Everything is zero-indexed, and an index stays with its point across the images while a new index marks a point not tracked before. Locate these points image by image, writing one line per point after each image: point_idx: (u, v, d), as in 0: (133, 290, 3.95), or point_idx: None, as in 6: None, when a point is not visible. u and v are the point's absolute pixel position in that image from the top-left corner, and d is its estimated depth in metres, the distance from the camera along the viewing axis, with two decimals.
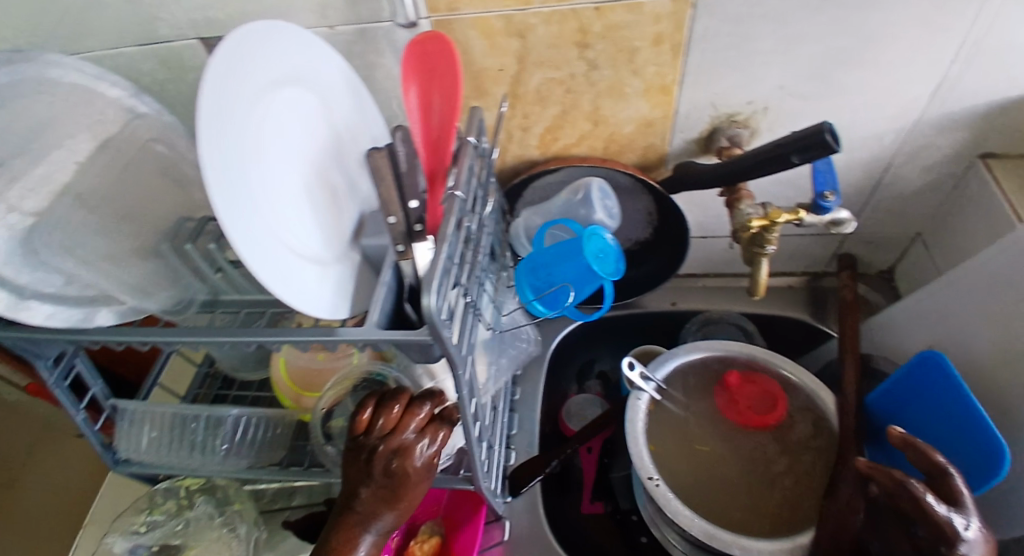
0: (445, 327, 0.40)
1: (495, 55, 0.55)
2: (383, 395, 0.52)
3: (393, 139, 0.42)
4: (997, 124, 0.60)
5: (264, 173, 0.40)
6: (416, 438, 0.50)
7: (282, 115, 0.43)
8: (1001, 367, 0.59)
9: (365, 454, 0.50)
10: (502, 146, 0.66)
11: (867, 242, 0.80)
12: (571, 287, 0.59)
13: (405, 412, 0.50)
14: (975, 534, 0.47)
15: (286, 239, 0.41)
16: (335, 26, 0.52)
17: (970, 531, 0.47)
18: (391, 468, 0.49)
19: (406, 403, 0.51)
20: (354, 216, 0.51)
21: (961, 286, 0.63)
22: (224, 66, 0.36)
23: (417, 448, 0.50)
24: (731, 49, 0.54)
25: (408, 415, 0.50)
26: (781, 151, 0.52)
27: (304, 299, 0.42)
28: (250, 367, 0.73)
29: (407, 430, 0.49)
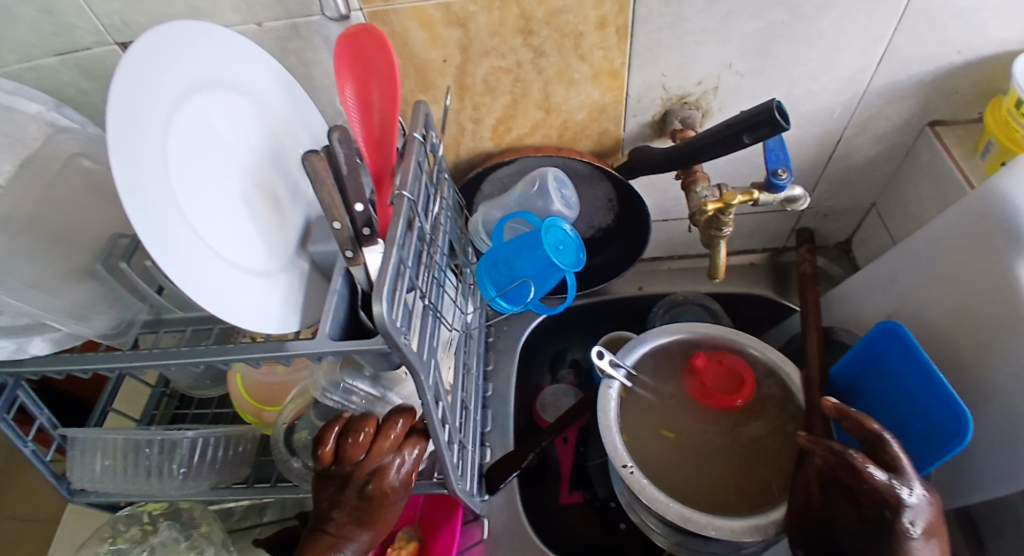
0: (401, 333, 0.39)
1: (437, 46, 0.53)
2: (349, 419, 0.49)
3: (330, 142, 0.38)
4: (944, 90, 0.62)
5: (192, 184, 0.38)
6: (391, 458, 0.49)
7: (208, 123, 0.41)
8: (954, 329, 0.60)
9: (336, 481, 0.48)
10: (455, 140, 0.64)
11: (823, 215, 0.82)
12: (533, 282, 0.57)
13: (376, 434, 0.48)
14: (918, 498, 0.49)
15: (222, 252, 0.39)
16: (264, 22, 0.49)
17: (913, 495, 0.48)
18: (366, 491, 0.48)
19: (377, 425, 0.49)
20: (301, 222, 0.49)
21: (916, 254, 0.65)
22: (133, 77, 0.34)
23: (392, 468, 0.49)
24: (677, 30, 0.54)
25: (379, 437, 0.48)
26: (732, 131, 0.52)
27: (246, 315, 0.40)
28: (207, 384, 0.68)
29: (379, 453, 0.48)
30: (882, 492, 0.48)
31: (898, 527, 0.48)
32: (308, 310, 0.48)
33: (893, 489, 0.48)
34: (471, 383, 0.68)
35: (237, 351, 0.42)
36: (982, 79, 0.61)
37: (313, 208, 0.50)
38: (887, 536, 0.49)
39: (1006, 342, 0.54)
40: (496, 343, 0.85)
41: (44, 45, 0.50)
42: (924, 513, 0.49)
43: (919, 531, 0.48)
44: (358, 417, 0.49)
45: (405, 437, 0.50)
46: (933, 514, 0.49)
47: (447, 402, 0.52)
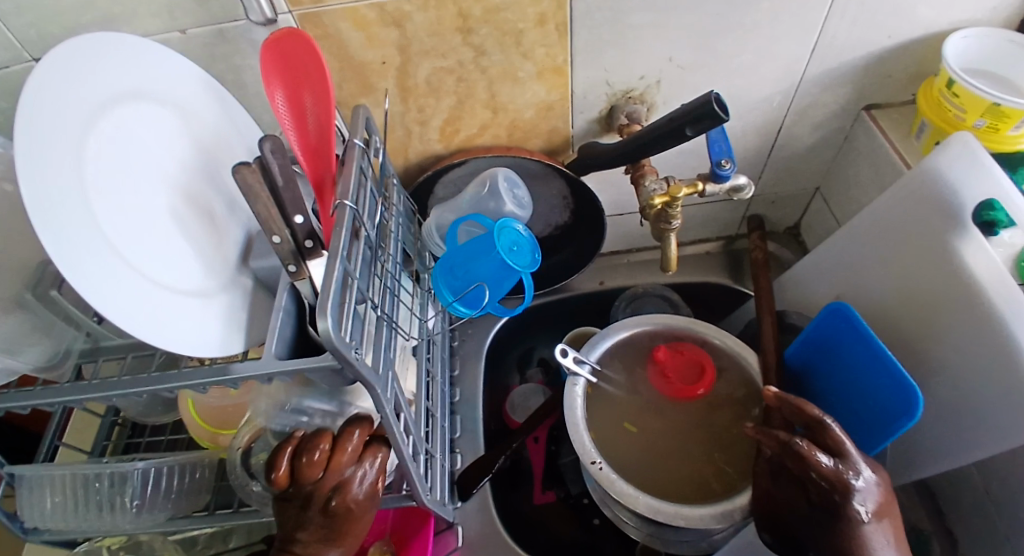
0: (352, 348, 0.38)
1: (375, 48, 0.52)
2: (302, 436, 0.46)
3: (262, 153, 0.36)
4: (877, 75, 0.64)
5: (116, 207, 0.36)
6: (352, 471, 0.47)
7: (130, 141, 0.39)
8: (900, 305, 0.62)
9: (297, 503, 0.47)
10: (402, 144, 0.63)
11: (771, 201, 0.84)
12: (488, 285, 0.57)
13: (333, 448, 0.46)
14: (866, 481, 0.50)
15: (153, 276, 0.38)
16: (188, 29, 0.47)
17: (860, 479, 0.50)
18: (330, 508, 0.46)
19: (333, 439, 0.46)
20: (239, 237, 0.47)
21: (860, 236, 0.67)
22: (40, 96, 0.32)
23: (355, 481, 0.47)
24: (616, 25, 0.54)
25: (336, 452, 0.46)
26: (674, 125, 0.52)
27: (183, 340, 0.38)
28: (159, 410, 0.65)
29: (337, 469, 0.46)
30: (830, 478, 0.50)
31: (848, 511, 0.50)
32: (254, 328, 0.46)
33: (841, 474, 0.50)
34: (435, 391, 0.67)
35: (178, 377, 0.40)
36: (910, 64, 0.63)
37: (252, 222, 0.48)
38: (840, 521, 0.50)
39: (949, 316, 0.57)
40: (461, 347, 0.84)
41: None
42: (873, 495, 0.50)
43: (871, 513, 0.50)
44: (311, 433, 0.47)
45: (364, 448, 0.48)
46: (882, 495, 0.51)
47: (409, 412, 0.51)
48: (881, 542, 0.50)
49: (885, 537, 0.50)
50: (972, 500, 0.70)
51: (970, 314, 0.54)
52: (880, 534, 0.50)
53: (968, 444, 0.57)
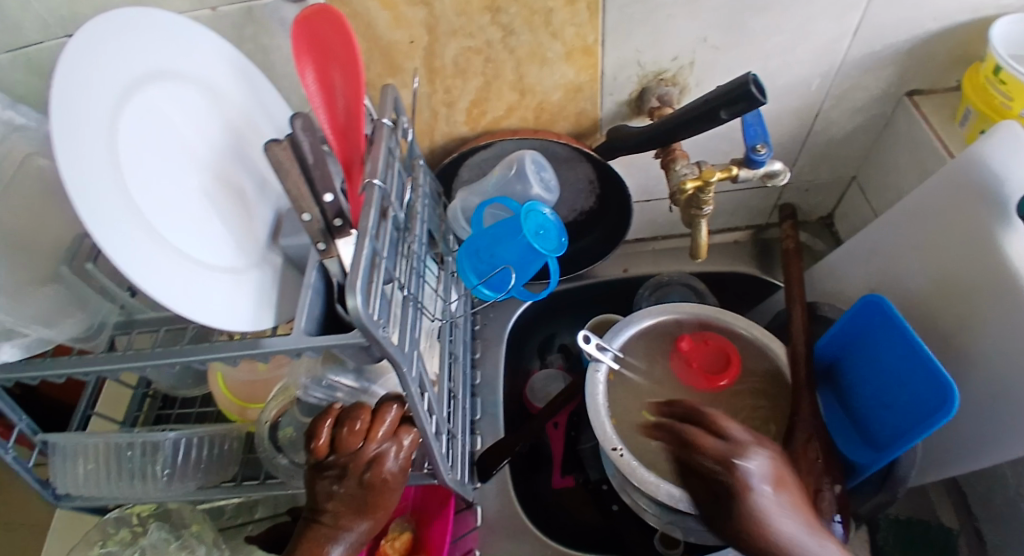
0: (379, 327, 0.38)
1: (403, 26, 0.52)
2: (343, 408, 0.49)
3: (292, 130, 0.36)
4: (921, 59, 0.61)
5: (149, 183, 0.37)
6: (387, 446, 0.48)
7: (162, 118, 0.39)
8: (938, 298, 0.60)
9: (333, 473, 0.48)
10: (429, 126, 0.63)
11: (805, 190, 0.81)
12: (513, 269, 0.56)
13: (372, 420, 0.48)
14: (756, 458, 0.47)
15: (186, 251, 0.38)
16: (219, 8, 0.47)
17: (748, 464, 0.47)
18: (364, 480, 0.47)
19: (371, 413, 0.48)
20: (269, 216, 0.47)
21: (898, 226, 0.65)
22: (75, 69, 0.33)
23: (390, 455, 0.48)
24: (648, 4, 0.52)
25: (374, 424, 0.47)
26: (708, 107, 0.51)
27: (215, 314, 0.39)
28: (190, 384, 0.66)
29: (375, 441, 0.47)
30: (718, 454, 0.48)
31: (740, 487, 0.46)
32: (283, 306, 0.47)
33: (732, 449, 0.48)
34: (458, 372, 0.68)
35: (210, 351, 0.41)
36: (959, 46, 0.60)
37: (281, 201, 0.49)
38: (734, 498, 0.46)
39: (988, 310, 0.54)
40: (483, 332, 0.84)
41: None
42: (768, 472, 0.47)
43: (766, 491, 0.46)
44: (351, 406, 0.49)
45: (399, 424, 0.49)
46: (778, 474, 0.47)
47: (433, 392, 0.52)
48: (784, 525, 0.45)
49: (787, 513, 0.46)
50: (1004, 502, 0.67)
51: (1005, 311, 0.52)
52: (784, 515, 0.45)
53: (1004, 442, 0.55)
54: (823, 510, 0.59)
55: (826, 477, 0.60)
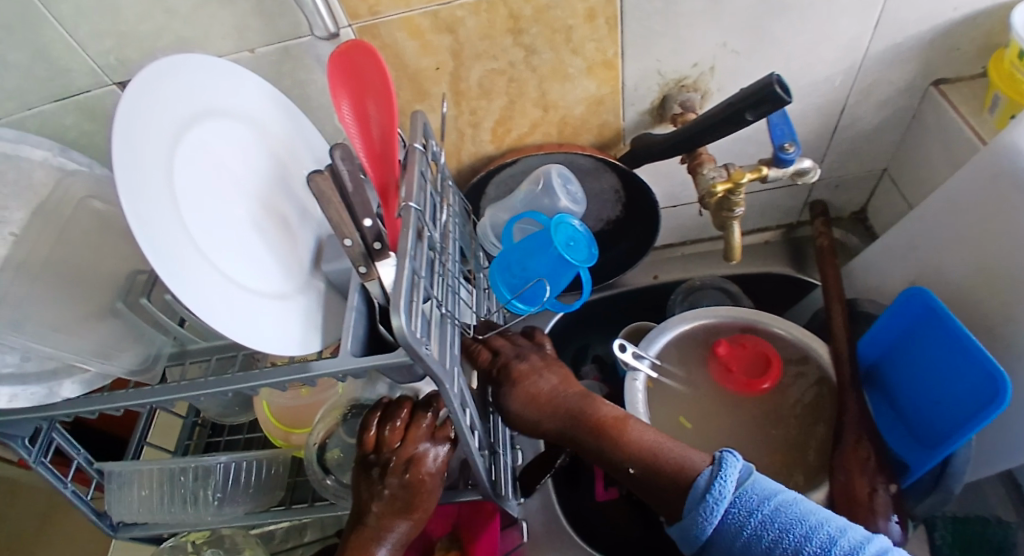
0: (422, 344, 0.39)
1: (429, 54, 0.54)
2: (388, 407, 0.52)
3: (333, 160, 0.39)
4: (948, 47, 0.60)
5: (201, 214, 0.39)
6: (426, 447, 0.49)
7: (211, 153, 0.41)
8: (981, 289, 0.58)
9: (376, 471, 0.49)
10: (455, 147, 0.64)
11: (834, 186, 0.80)
12: (547, 282, 0.57)
13: (412, 421, 0.50)
14: (529, 357, 0.59)
15: (237, 278, 0.40)
16: (256, 48, 0.50)
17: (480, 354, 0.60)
18: (404, 480, 0.48)
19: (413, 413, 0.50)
20: (311, 242, 0.49)
21: (935, 216, 0.63)
22: (134, 115, 0.35)
23: (429, 457, 0.49)
24: (667, 14, 0.53)
25: (414, 424, 0.50)
26: (733, 111, 0.51)
27: (267, 337, 0.40)
28: (237, 410, 0.68)
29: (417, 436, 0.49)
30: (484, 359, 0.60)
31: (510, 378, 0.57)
32: (329, 328, 0.48)
33: (507, 354, 0.59)
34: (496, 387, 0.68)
35: (261, 376, 0.42)
36: (988, 31, 0.59)
37: (322, 228, 0.51)
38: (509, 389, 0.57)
39: None
40: None
41: (47, 91, 0.51)
42: (540, 365, 0.59)
43: (531, 376, 0.57)
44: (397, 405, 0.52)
45: (439, 426, 0.51)
46: (542, 365, 0.59)
47: (474, 408, 0.52)
48: (542, 380, 0.57)
49: (552, 387, 0.57)
50: None
51: None
52: (537, 377, 0.57)
53: None
54: (878, 511, 0.57)
55: (880, 477, 0.59)
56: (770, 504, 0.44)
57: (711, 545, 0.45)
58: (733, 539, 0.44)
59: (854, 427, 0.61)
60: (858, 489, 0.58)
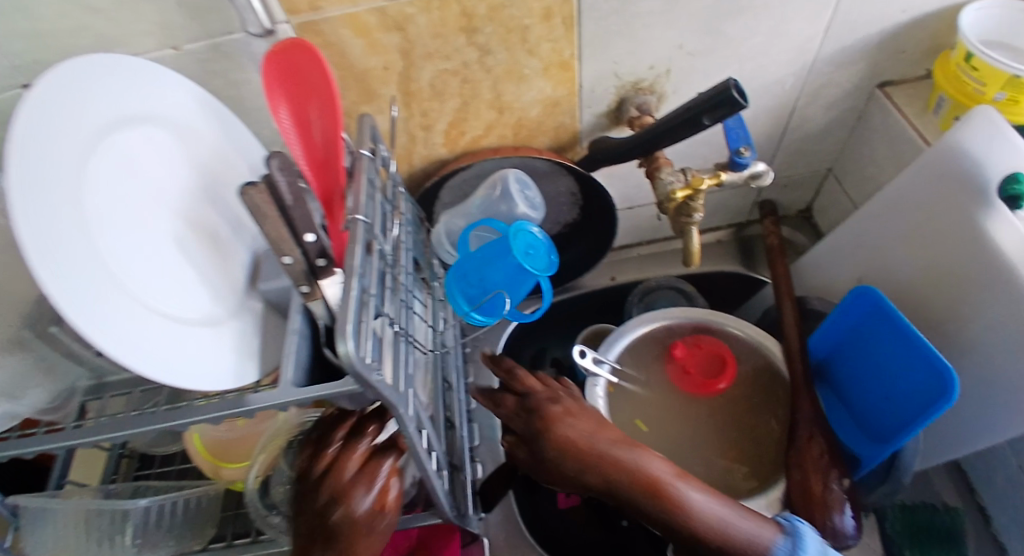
0: (373, 370, 0.36)
1: (376, 53, 0.50)
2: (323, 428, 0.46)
3: (269, 169, 0.34)
4: (890, 52, 0.62)
5: (117, 238, 0.35)
6: (353, 481, 0.43)
7: (128, 168, 0.38)
8: (926, 287, 0.60)
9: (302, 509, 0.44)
10: (406, 150, 0.61)
11: (782, 186, 0.82)
12: (506, 293, 0.55)
13: (342, 449, 0.44)
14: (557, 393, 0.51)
15: (158, 307, 0.36)
16: (181, 46, 0.45)
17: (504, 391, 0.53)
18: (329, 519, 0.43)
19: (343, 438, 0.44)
20: (244, 259, 0.46)
21: (879, 216, 0.65)
22: (37, 129, 0.30)
23: (355, 493, 0.43)
24: (625, 15, 0.52)
25: (342, 455, 0.44)
26: (690, 115, 0.50)
27: (192, 370, 0.37)
28: (168, 440, 0.63)
29: (358, 464, 0.44)
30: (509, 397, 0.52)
31: (543, 425, 0.47)
32: (266, 354, 0.45)
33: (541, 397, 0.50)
34: (454, 401, 0.66)
35: (190, 413, 0.38)
36: (927, 36, 0.61)
37: (258, 244, 0.47)
38: (540, 438, 0.47)
39: (974, 294, 0.55)
40: (474, 354, 0.81)
41: None
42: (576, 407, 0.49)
43: (565, 418, 0.47)
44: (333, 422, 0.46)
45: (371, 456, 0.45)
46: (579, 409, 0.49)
47: (432, 428, 0.49)
48: (574, 426, 0.46)
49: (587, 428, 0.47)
50: None
51: (997, 296, 0.53)
52: (567, 422, 0.47)
53: (1002, 423, 0.55)
54: (833, 507, 0.58)
55: (833, 473, 0.60)
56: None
57: None
58: None
59: (807, 423, 0.62)
60: (814, 486, 0.59)
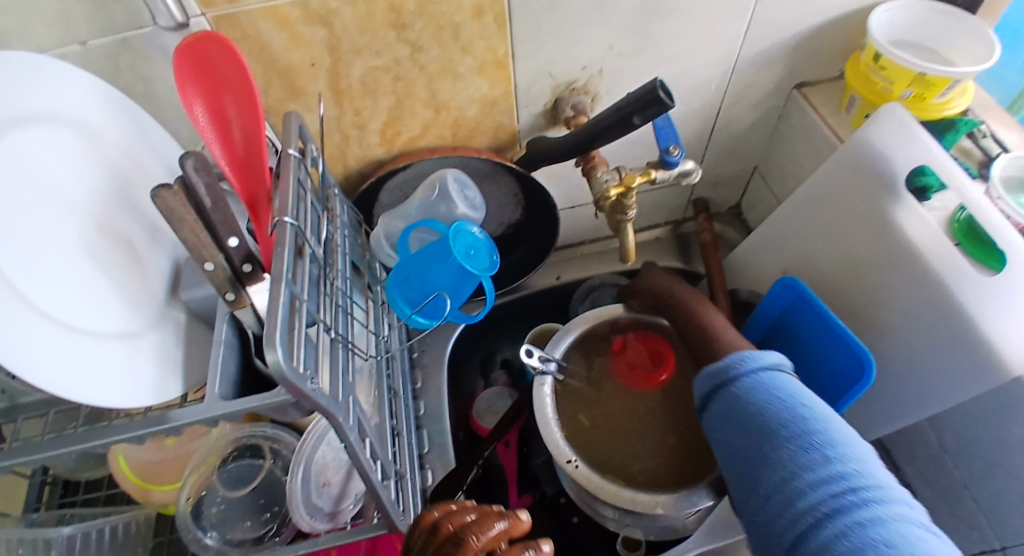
0: (308, 381, 0.35)
1: (301, 48, 0.49)
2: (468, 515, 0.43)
3: (183, 170, 0.32)
4: (805, 54, 0.66)
5: (17, 246, 0.32)
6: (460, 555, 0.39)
7: (30, 170, 0.35)
8: (843, 274, 0.64)
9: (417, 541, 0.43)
10: (340, 151, 0.59)
11: (713, 184, 0.85)
12: (448, 295, 0.54)
13: (481, 517, 0.42)
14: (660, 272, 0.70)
15: (65, 317, 0.34)
16: (88, 40, 0.42)
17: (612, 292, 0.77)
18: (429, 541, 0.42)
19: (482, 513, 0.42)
20: (164, 267, 0.43)
21: (796, 210, 0.68)
22: None
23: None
24: (555, 13, 0.52)
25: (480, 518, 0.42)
26: (622, 114, 0.51)
27: (104, 386, 0.36)
28: (92, 465, 0.57)
29: (489, 543, 0.41)
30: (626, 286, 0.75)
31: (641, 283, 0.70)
32: (190, 366, 0.43)
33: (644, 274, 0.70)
34: (400, 407, 0.64)
35: (110, 433, 0.36)
36: (837, 39, 0.65)
37: (176, 250, 0.45)
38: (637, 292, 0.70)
39: (890, 280, 0.58)
40: (421, 358, 0.80)
41: None
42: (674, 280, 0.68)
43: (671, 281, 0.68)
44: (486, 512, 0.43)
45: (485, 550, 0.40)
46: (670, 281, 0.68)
47: (375, 436, 0.48)
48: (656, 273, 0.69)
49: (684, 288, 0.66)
50: (927, 455, 0.68)
51: (908, 278, 0.56)
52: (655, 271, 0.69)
53: (923, 399, 0.57)
54: None
55: None
56: (814, 408, 0.45)
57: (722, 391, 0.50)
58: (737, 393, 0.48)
59: None
60: None
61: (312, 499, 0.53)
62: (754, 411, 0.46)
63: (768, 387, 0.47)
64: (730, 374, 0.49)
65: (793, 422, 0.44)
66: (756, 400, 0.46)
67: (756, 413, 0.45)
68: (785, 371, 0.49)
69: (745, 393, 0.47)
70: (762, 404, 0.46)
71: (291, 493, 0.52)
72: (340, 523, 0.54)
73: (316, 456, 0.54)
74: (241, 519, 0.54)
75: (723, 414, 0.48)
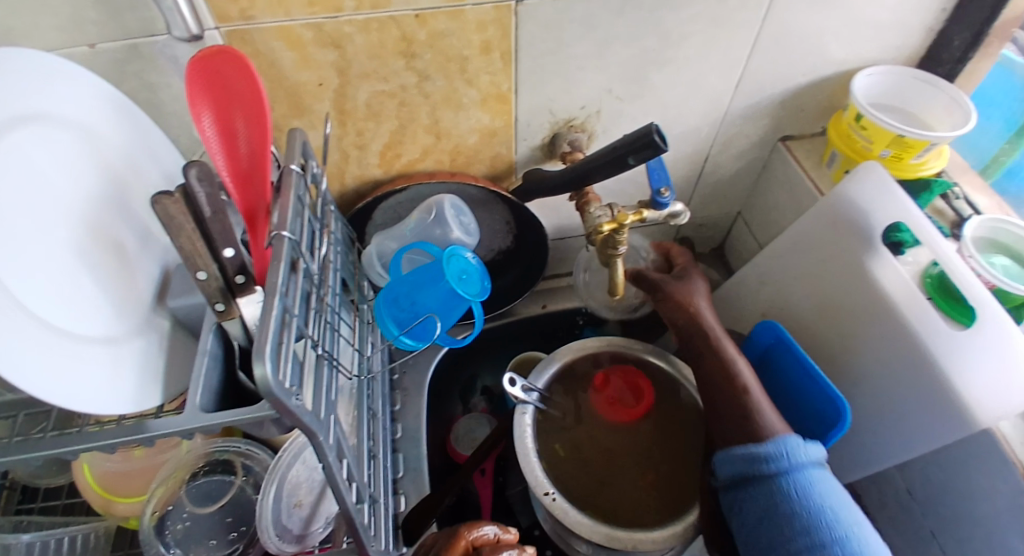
0: (294, 395, 0.35)
1: (310, 68, 0.50)
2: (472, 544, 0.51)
3: (185, 179, 0.32)
4: (791, 109, 0.69)
5: (6, 242, 0.32)
6: None
7: (28, 167, 0.35)
8: (820, 321, 0.65)
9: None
10: (339, 169, 0.60)
11: (699, 225, 0.87)
12: (438, 317, 0.54)
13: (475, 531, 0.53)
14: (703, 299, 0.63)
15: (50, 317, 0.34)
16: (96, 43, 0.43)
17: (648, 256, 0.71)
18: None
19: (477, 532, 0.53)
20: (154, 273, 0.43)
21: (778, 257, 0.70)
22: None
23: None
24: (558, 55, 0.55)
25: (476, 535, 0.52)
26: (617, 154, 0.53)
27: (83, 390, 0.35)
28: (54, 471, 0.55)
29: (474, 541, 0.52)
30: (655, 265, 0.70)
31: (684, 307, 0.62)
32: (170, 375, 0.43)
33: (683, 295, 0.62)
34: (378, 429, 0.63)
35: (86, 439, 0.35)
36: (823, 97, 0.68)
37: (167, 256, 0.45)
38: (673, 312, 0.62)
39: (867, 330, 0.60)
40: (402, 381, 0.79)
41: None
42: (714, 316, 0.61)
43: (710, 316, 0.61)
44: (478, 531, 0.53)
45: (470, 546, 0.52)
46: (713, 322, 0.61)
47: (352, 457, 0.47)
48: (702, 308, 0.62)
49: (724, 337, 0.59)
50: (897, 504, 0.68)
51: (883, 329, 0.58)
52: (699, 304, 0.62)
53: (896, 447, 0.58)
54: None
55: None
56: (851, 515, 0.47)
57: (762, 481, 0.49)
58: (783, 491, 0.48)
59: None
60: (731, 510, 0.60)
61: (282, 520, 0.52)
62: (802, 516, 0.46)
63: (815, 490, 0.47)
64: (777, 466, 0.49)
65: (842, 537, 0.45)
66: (806, 505, 0.46)
67: (800, 521, 0.46)
68: (819, 461, 0.50)
69: (789, 493, 0.47)
70: (812, 511, 0.46)
71: (261, 511, 0.50)
72: (307, 547, 0.53)
73: (290, 474, 0.53)
74: (206, 536, 0.52)
75: (763, 509, 0.48)
